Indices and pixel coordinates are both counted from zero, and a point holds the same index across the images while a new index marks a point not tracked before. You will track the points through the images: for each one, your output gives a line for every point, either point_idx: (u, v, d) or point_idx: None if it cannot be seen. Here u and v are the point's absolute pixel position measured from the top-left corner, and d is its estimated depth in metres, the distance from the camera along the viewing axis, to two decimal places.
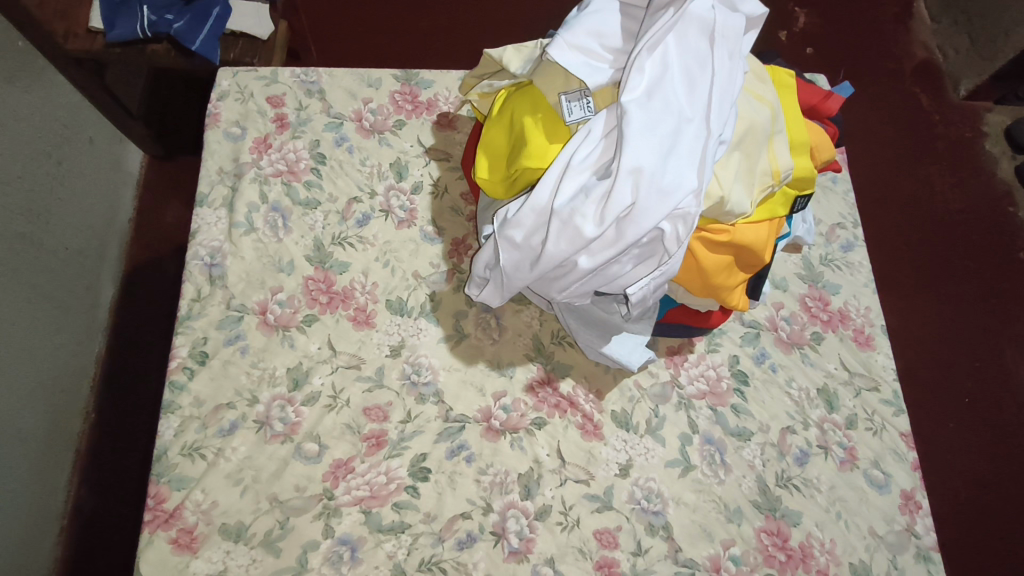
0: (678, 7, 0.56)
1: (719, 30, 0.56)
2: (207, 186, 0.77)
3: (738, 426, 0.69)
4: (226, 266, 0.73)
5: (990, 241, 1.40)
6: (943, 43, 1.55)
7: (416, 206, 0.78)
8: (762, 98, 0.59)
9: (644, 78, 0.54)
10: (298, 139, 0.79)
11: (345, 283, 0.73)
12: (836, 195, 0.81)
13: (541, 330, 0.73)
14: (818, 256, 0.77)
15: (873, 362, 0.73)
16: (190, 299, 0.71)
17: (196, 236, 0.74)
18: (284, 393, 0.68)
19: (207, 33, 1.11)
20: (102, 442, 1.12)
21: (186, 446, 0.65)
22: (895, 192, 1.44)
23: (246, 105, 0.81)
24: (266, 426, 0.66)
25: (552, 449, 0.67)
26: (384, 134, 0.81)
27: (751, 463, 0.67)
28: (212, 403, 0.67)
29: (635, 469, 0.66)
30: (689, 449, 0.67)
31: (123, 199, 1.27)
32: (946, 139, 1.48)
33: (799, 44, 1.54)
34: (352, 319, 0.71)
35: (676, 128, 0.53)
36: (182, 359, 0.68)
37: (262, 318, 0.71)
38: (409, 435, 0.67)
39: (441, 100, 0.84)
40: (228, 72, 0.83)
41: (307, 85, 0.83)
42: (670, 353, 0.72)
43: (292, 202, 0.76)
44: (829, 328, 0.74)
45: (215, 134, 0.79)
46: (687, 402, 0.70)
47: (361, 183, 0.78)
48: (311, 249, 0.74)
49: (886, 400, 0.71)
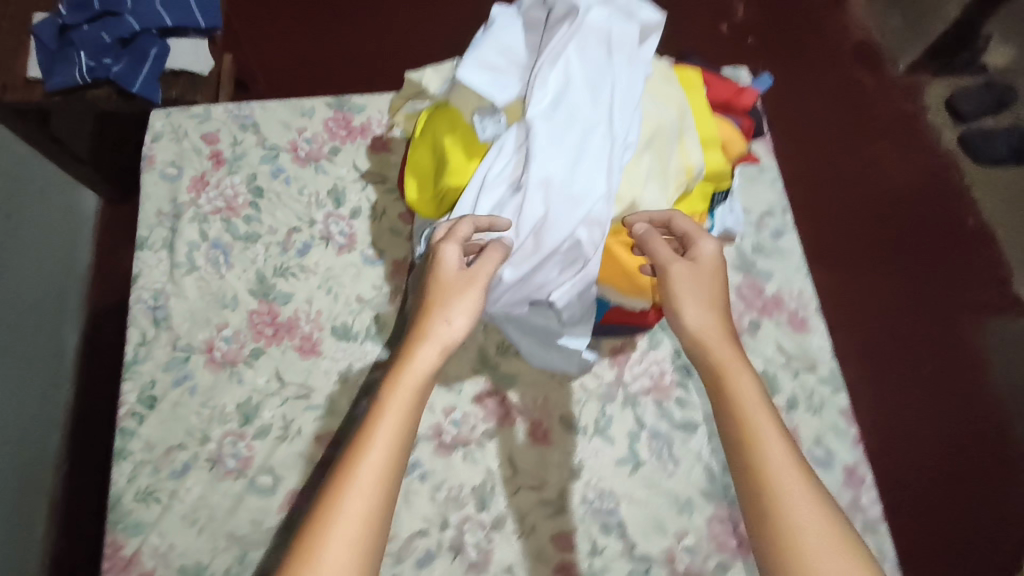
0: (573, 18, 0.56)
1: (616, 38, 0.56)
2: (146, 229, 0.77)
3: (684, 418, 0.70)
4: (169, 308, 0.73)
5: (939, 210, 1.44)
6: (878, 23, 1.59)
7: (355, 230, 0.78)
8: (668, 97, 0.59)
9: (549, 91, 0.54)
10: (233, 174, 0.80)
11: (289, 314, 0.74)
12: (763, 183, 0.81)
13: (486, 342, 0.73)
14: (749, 245, 0.78)
15: (810, 344, 0.74)
16: (136, 344, 0.72)
17: (137, 279, 0.75)
18: (235, 429, 0.69)
19: (146, 73, 1.11)
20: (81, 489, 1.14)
21: (140, 491, 0.66)
22: (843, 170, 1.47)
23: (180, 144, 0.81)
24: (218, 463, 0.67)
25: (504, 457, 0.68)
26: (320, 162, 0.81)
27: (698, 453, 0.69)
28: (163, 445, 0.68)
29: (586, 470, 0.68)
30: (638, 446, 0.69)
31: (82, 247, 1.28)
32: (888, 115, 1.52)
33: (739, 34, 1.58)
34: (298, 349, 0.72)
35: (582, 137, 0.54)
36: (131, 404, 0.69)
37: (209, 355, 0.71)
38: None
39: (373, 123, 0.82)
40: (160, 112, 0.82)
41: (240, 119, 0.82)
42: (614, 352, 0.73)
43: (232, 237, 0.77)
44: (764, 314, 0.75)
45: (152, 176, 0.79)
46: (632, 399, 0.71)
47: (299, 213, 0.79)
48: (253, 282, 0.75)
49: (824, 379, 0.72)
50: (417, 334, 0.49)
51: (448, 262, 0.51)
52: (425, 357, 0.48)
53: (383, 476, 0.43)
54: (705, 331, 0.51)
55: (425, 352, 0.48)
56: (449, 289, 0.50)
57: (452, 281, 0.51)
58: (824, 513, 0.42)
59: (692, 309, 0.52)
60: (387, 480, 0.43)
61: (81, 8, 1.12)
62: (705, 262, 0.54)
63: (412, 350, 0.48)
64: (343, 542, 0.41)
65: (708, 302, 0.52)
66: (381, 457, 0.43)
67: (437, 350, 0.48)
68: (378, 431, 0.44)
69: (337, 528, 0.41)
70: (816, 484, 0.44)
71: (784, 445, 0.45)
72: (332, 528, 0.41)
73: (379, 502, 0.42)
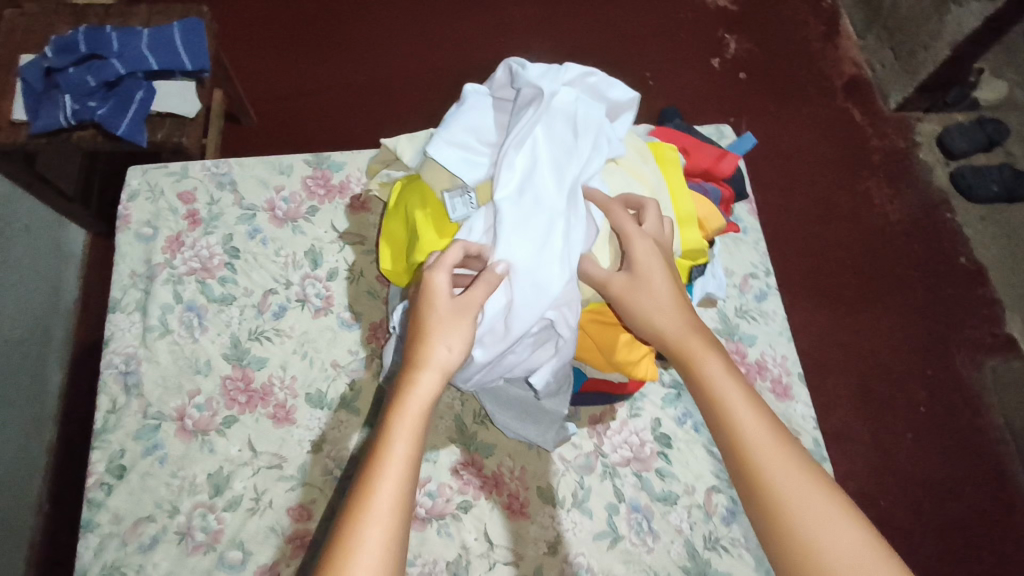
0: (540, 103, 0.58)
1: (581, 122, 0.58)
2: (119, 291, 0.76)
3: (663, 490, 0.69)
4: (141, 373, 0.72)
5: (932, 248, 1.43)
6: (870, 58, 1.58)
7: (332, 292, 0.77)
8: (642, 176, 0.61)
9: (515, 174, 0.55)
10: (209, 235, 0.79)
11: (263, 380, 0.73)
12: (746, 245, 0.81)
13: (463, 410, 0.72)
14: (732, 308, 0.77)
15: (793, 412, 0.73)
16: (105, 412, 0.71)
17: (110, 343, 0.74)
18: (205, 500, 0.67)
19: (132, 118, 1.06)
20: (60, 531, 1.11)
21: (106, 565, 0.65)
22: (835, 207, 1.46)
23: (156, 203, 0.80)
24: (187, 536, 0.66)
25: (480, 532, 0.67)
26: (298, 222, 0.80)
27: (678, 527, 0.67)
28: (131, 518, 0.67)
29: (563, 545, 0.67)
30: (616, 519, 0.68)
31: (66, 284, 1.26)
32: (881, 151, 1.51)
33: (731, 70, 1.56)
34: (271, 417, 0.71)
35: (548, 222, 0.54)
36: (99, 474, 0.68)
37: (180, 424, 0.70)
38: (328, 518, 0.67)
39: (352, 181, 0.83)
40: (138, 169, 0.82)
41: (218, 177, 0.82)
42: (593, 422, 0.72)
43: (207, 299, 0.76)
44: (748, 380, 0.74)
45: (127, 237, 0.79)
46: (612, 470, 0.70)
47: (276, 274, 0.78)
48: (227, 346, 0.74)
49: (807, 449, 0.71)
50: (415, 364, 0.48)
51: (439, 290, 0.50)
52: (425, 386, 0.47)
53: (395, 513, 0.42)
54: (665, 327, 0.52)
55: (425, 380, 0.47)
56: (445, 320, 0.49)
57: (442, 310, 0.50)
58: (807, 477, 0.44)
59: (641, 312, 0.53)
60: (400, 517, 0.42)
61: (67, 51, 1.08)
62: (640, 266, 0.54)
63: (410, 381, 0.47)
64: None
65: (659, 300, 0.53)
66: (392, 489, 0.42)
67: (437, 375, 0.48)
68: (389, 464, 0.43)
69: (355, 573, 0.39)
70: (796, 451, 0.45)
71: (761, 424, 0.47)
72: None
73: (394, 540, 0.41)
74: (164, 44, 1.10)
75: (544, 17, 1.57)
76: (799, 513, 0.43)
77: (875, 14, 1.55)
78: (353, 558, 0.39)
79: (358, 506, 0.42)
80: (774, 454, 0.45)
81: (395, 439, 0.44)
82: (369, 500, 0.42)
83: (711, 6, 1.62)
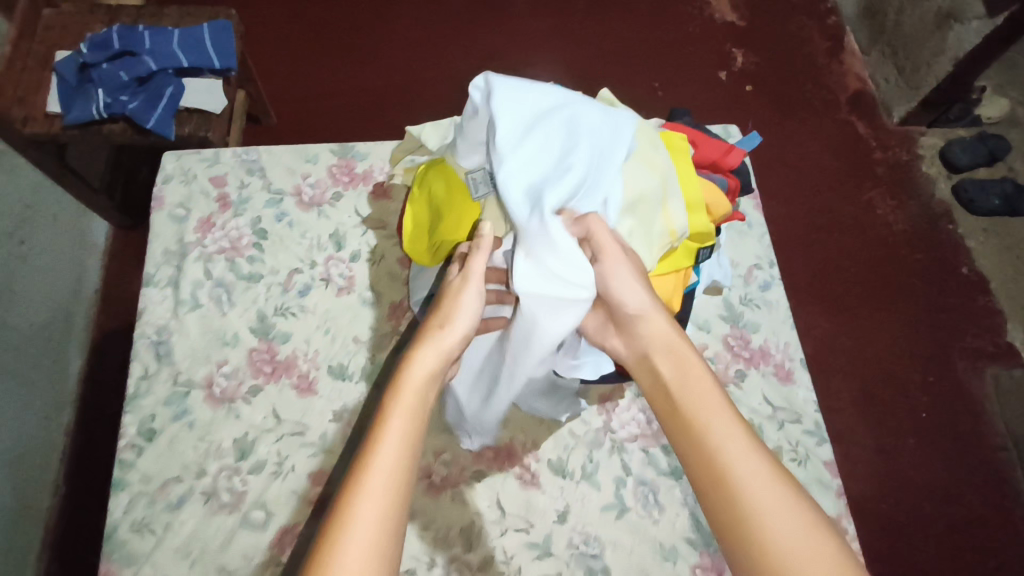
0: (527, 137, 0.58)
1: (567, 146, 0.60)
2: (153, 267, 0.80)
3: (669, 465, 0.72)
4: (172, 343, 0.76)
5: (935, 257, 1.46)
6: (874, 73, 1.62)
7: (354, 273, 0.81)
8: (653, 163, 0.64)
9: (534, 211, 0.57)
10: (238, 217, 0.83)
11: (288, 353, 0.76)
12: (751, 238, 0.84)
13: None
14: (737, 297, 0.81)
15: (795, 396, 0.76)
16: (138, 378, 0.74)
17: (142, 315, 0.77)
18: (230, 464, 0.71)
19: (161, 110, 1.10)
20: (75, 512, 1.14)
21: (135, 523, 0.68)
22: (838, 216, 1.49)
23: (189, 186, 0.84)
24: (213, 497, 0.69)
25: (492, 500, 0.70)
26: (323, 207, 0.84)
27: (683, 501, 0.70)
28: (159, 479, 0.70)
29: (572, 515, 0.69)
30: (623, 492, 0.70)
31: (88, 271, 1.30)
32: (885, 163, 1.54)
33: (738, 82, 1.60)
34: (295, 388, 0.74)
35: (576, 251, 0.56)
36: (130, 437, 0.72)
37: (207, 392, 0.74)
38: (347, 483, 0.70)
39: (375, 170, 0.86)
40: (172, 155, 0.86)
41: (248, 164, 0.86)
42: (602, 400, 0.75)
43: (235, 277, 0.80)
44: (751, 365, 0.77)
45: (161, 217, 0.83)
46: (620, 445, 0.73)
47: (301, 256, 0.82)
48: (254, 321, 0.78)
49: (808, 431, 0.74)
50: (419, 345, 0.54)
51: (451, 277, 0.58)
52: (425, 364, 0.52)
53: (393, 478, 0.46)
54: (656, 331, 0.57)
55: (424, 359, 0.53)
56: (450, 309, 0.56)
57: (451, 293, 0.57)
58: (777, 484, 0.47)
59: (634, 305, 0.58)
60: (397, 484, 0.46)
61: (102, 47, 1.12)
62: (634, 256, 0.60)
63: (411, 359, 0.53)
64: (360, 539, 0.43)
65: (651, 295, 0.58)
66: (387, 463, 0.46)
67: (436, 355, 0.53)
68: (388, 434, 0.47)
69: (355, 529, 0.43)
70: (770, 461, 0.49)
71: (738, 436, 0.50)
72: (352, 532, 0.43)
73: (394, 505, 0.45)
74: (193, 42, 1.14)
75: (557, 29, 1.63)
76: (773, 521, 0.46)
77: (880, 31, 1.59)
78: (357, 507, 0.44)
79: (358, 476, 0.46)
80: (749, 463, 0.48)
81: (394, 414, 0.49)
82: (368, 473, 0.46)
83: (718, 21, 1.67)
